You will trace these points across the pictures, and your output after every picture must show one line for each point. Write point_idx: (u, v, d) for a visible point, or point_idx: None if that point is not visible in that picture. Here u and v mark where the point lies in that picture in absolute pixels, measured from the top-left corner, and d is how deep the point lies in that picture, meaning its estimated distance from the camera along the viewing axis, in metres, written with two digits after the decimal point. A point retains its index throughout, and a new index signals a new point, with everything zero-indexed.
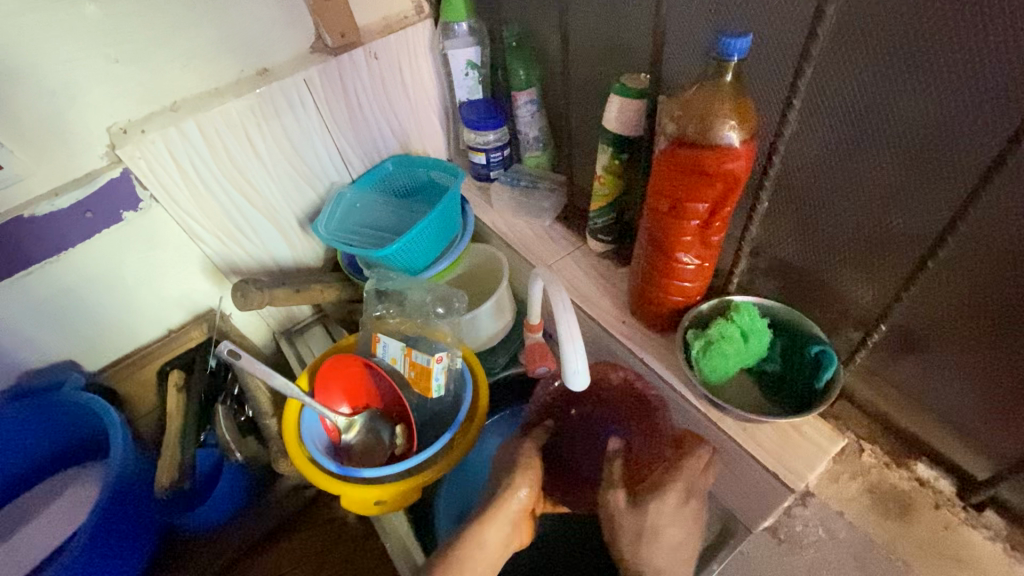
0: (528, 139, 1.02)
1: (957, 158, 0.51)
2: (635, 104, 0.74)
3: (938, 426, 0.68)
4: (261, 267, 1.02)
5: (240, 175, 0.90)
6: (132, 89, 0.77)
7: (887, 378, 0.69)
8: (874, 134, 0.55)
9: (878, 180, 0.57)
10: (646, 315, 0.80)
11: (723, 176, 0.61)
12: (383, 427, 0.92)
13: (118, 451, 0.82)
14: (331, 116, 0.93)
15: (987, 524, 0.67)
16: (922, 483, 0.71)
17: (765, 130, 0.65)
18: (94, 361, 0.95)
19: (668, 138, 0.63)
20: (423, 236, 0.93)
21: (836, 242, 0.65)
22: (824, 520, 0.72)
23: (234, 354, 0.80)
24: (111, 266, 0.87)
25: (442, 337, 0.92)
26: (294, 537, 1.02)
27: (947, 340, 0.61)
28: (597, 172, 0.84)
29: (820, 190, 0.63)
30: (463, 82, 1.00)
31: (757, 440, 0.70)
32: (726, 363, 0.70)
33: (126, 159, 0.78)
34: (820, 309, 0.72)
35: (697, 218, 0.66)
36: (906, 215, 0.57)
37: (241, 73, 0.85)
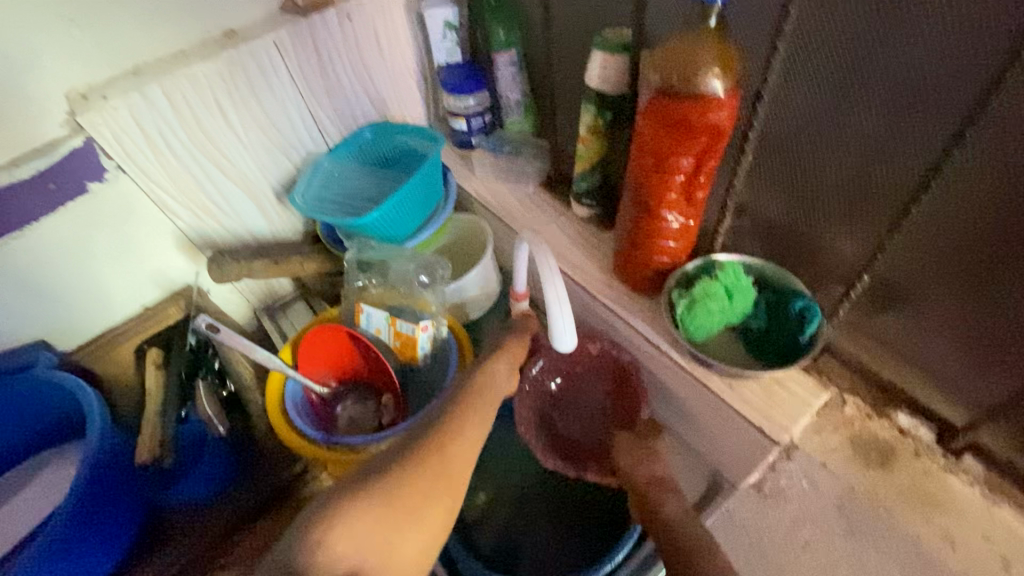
0: (509, 103, 0.99)
1: (944, 103, 0.50)
2: (618, 60, 0.72)
3: (919, 377, 0.69)
4: (238, 241, 0.99)
5: (211, 144, 0.86)
6: (91, 52, 0.73)
7: (868, 332, 0.70)
8: (861, 82, 0.54)
9: (864, 129, 0.56)
10: (631, 277, 0.80)
11: (708, 129, 0.60)
12: (369, 398, 0.91)
13: (96, 429, 0.79)
14: (304, 81, 0.90)
15: (966, 469, 0.68)
16: (903, 432, 0.72)
17: (750, 82, 0.63)
18: (68, 340, 0.92)
19: (651, 90, 0.62)
20: (405, 204, 0.91)
21: (821, 195, 0.64)
22: (808, 472, 0.73)
23: (212, 327, 0.79)
24: (78, 240, 0.84)
25: (426, 306, 0.91)
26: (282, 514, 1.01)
27: (928, 291, 0.61)
28: (581, 133, 0.82)
29: (804, 143, 0.62)
30: (441, 44, 0.96)
31: (742, 396, 0.70)
32: (711, 320, 0.70)
33: (88, 127, 0.74)
34: (804, 266, 0.72)
35: (681, 174, 0.65)
36: (892, 165, 0.57)
37: (207, 35, 0.80)
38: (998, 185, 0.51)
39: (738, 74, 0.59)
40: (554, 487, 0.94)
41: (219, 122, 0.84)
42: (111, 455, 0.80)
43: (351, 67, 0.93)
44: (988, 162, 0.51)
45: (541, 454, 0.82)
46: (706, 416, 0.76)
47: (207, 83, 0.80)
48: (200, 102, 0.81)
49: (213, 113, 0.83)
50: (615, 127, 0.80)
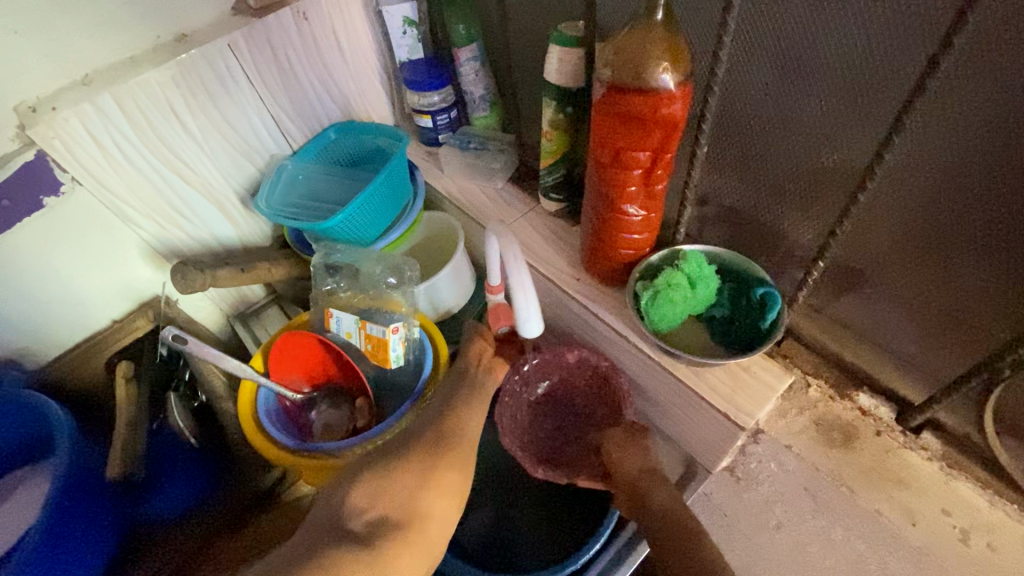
0: (474, 99, 0.98)
1: (888, 87, 0.51)
2: (574, 53, 0.71)
3: (879, 357, 0.70)
4: (205, 249, 0.98)
5: (169, 152, 0.84)
6: (36, 63, 0.70)
7: (829, 314, 0.71)
8: (811, 69, 0.54)
9: (816, 115, 0.57)
10: (598, 270, 0.80)
11: (661, 121, 0.60)
12: (343, 401, 0.91)
13: (65, 446, 0.78)
14: (262, 84, 0.88)
15: (925, 445, 0.70)
16: (865, 412, 0.73)
17: (700, 72, 0.64)
18: (35, 358, 0.90)
19: (603, 84, 0.61)
20: (371, 205, 0.90)
21: (778, 182, 0.65)
22: (776, 454, 0.75)
23: (179, 339, 0.77)
24: (39, 257, 0.82)
25: (397, 307, 0.91)
26: (263, 519, 1.02)
27: (883, 273, 0.62)
28: (543, 128, 0.82)
29: (758, 131, 0.63)
30: (401, 41, 0.95)
31: (708, 383, 0.71)
32: (674, 310, 0.71)
33: (39, 140, 0.72)
34: (766, 252, 0.73)
35: (639, 167, 0.65)
36: (843, 150, 0.57)
37: (157, 40, 0.78)
38: (943, 166, 0.52)
39: (689, 64, 0.59)
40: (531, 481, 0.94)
41: (176, 129, 0.83)
42: (83, 472, 0.79)
43: (310, 67, 0.91)
44: (932, 144, 0.51)
45: (531, 467, 0.82)
46: (676, 405, 0.77)
47: (160, 90, 0.78)
48: (155, 110, 0.79)
49: (169, 121, 0.81)
50: (576, 121, 0.79)
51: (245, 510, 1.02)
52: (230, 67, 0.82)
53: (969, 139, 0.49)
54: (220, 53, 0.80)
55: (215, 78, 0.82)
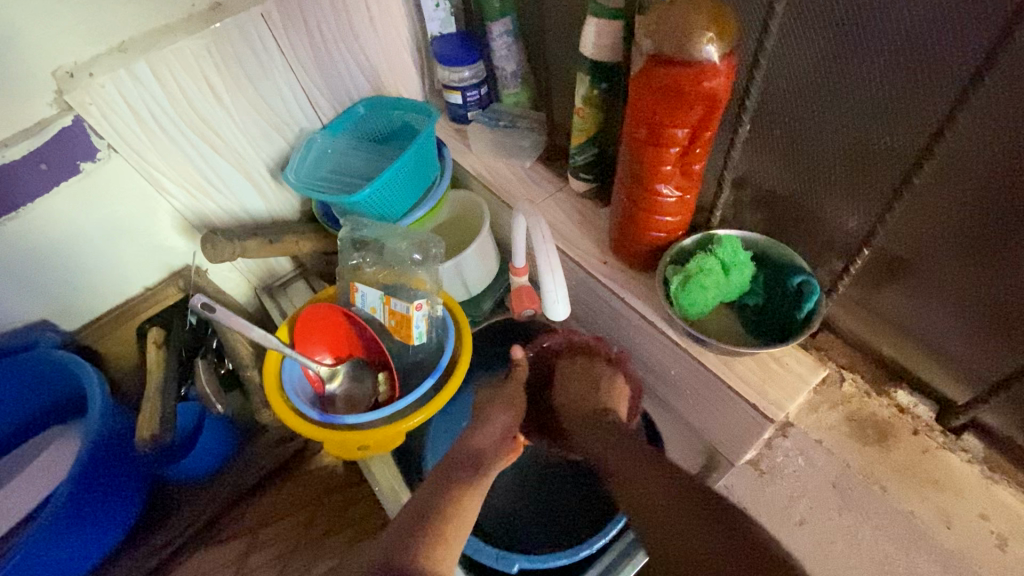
0: (505, 74, 0.96)
1: (951, 64, 0.47)
2: (612, 27, 0.69)
3: (919, 353, 0.67)
4: (234, 220, 0.99)
5: (202, 122, 0.84)
6: (75, 29, 0.70)
7: (869, 306, 0.68)
8: (869, 43, 0.51)
9: (869, 94, 0.54)
10: (628, 253, 0.78)
11: (702, 97, 0.58)
12: (365, 375, 0.91)
13: (96, 409, 0.81)
14: (294, 55, 0.87)
15: (966, 447, 0.67)
16: (903, 410, 0.70)
17: (745, 47, 0.61)
18: (70, 321, 0.93)
19: (643, 55, 0.59)
20: (398, 180, 0.89)
21: (824, 165, 0.62)
22: (803, 449, 0.72)
23: (208, 307, 0.78)
24: (77, 222, 0.84)
25: (420, 284, 0.90)
26: (287, 482, 1.05)
27: (931, 264, 0.59)
28: (576, 104, 0.79)
29: (806, 110, 0.60)
30: (435, 14, 0.93)
31: (737, 372, 0.69)
32: (705, 296, 0.68)
33: (76, 106, 0.73)
34: (805, 240, 0.70)
35: (677, 146, 0.63)
36: (896, 132, 0.54)
37: (192, 8, 0.77)
38: (1004, 150, 0.48)
39: (734, 36, 0.56)
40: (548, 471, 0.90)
41: (209, 99, 0.83)
42: (111, 431, 0.82)
43: (341, 39, 0.90)
44: (994, 127, 0.48)
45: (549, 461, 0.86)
46: (701, 394, 0.75)
47: (194, 59, 0.78)
48: (189, 78, 0.79)
49: (202, 91, 0.81)
50: (612, 98, 0.77)
51: (270, 475, 1.05)
52: (262, 37, 0.82)
53: None
54: (253, 21, 0.80)
55: (247, 48, 0.81)
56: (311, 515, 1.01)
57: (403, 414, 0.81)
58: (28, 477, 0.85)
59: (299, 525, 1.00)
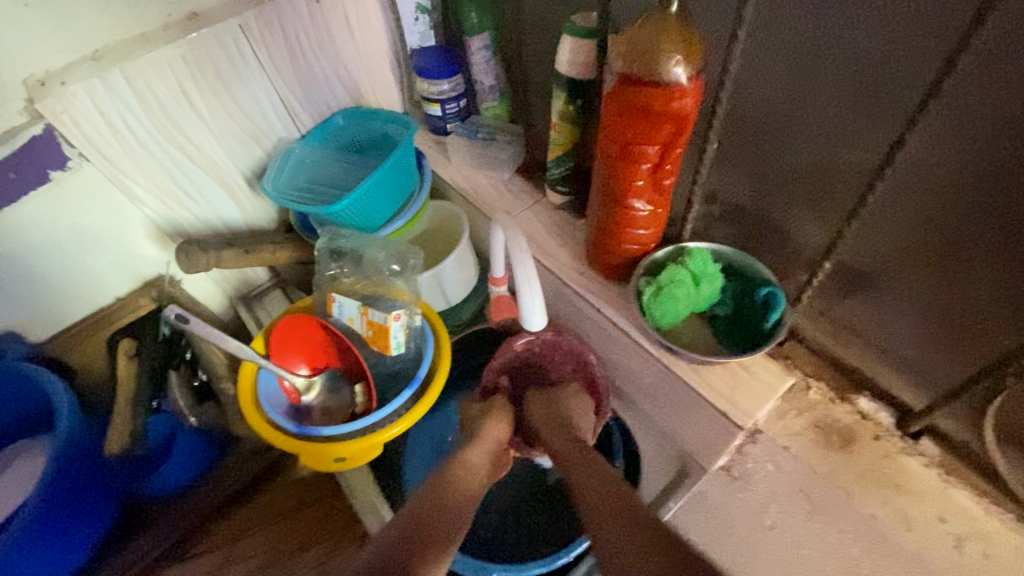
0: (484, 88, 0.97)
1: (902, 87, 0.50)
2: (586, 45, 0.71)
3: (879, 360, 0.70)
4: (210, 230, 0.98)
5: (177, 131, 0.84)
6: (48, 38, 0.70)
7: (833, 316, 0.71)
8: (827, 67, 0.54)
9: (829, 113, 0.56)
10: (603, 264, 0.80)
11: (671, 116, 0.60)
12: (342, 386, 0.91)
13: (63, 422, 0.80)
14: (273, 66, 0.87)
15: (924, 452, 0.70)
16: (864, 416, 0.73)
17: (713, 68, 0.64)
18: (37, 332, 0.91)
19: (615, 75, 0.61)
20: (376, 191, 0.90)
21: (787, 181, 0.65)
22: (772, 456, 0.74)
23: (182, 319, 0.77)
24: (46, 232, 0.83)
25: (399, 294, 0.91)
26: (261, 496, 1.03)
27: (889, 276, 0.62)
28: (553, 119, 0.81)
29: (771, 129, 0.62)
30: (413, 28, 0.94)
31: (708, 381, 0.71)
32: (676, 307, 0.71)
33: (48, 114, 0.72)
34: (772, 253, 0.73)
35: (648, 161, 0.65)
36: (853, 150, 0.57)
37: (169, 18, 0.77)
38: (951, 170, 0.51)
39: (701, 58, 0.59)
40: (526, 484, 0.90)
41: (185, 108, 0.82)
42: (79, 445, 0.81)
43: (321, 52, 0.91)
44: (942, 147, 0.51)
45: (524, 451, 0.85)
46: (675, 403, 0.77)
47: (171, 69, 0.77)
48: (165, 88, 0.79)
49: (179, 100, 0.81)
50: (587, 113, 0.79)
51: (244, 489, 1.03)
52: (241, 48, 0.82)
53: (983, 142, 0.48)
54: (232, 33, 0.80)
55: (226, 58, 0.81)
56: (287, 529, 0.99)
57: (380, 426, 0.81)
58: None
59: (274, 540, 0.98)
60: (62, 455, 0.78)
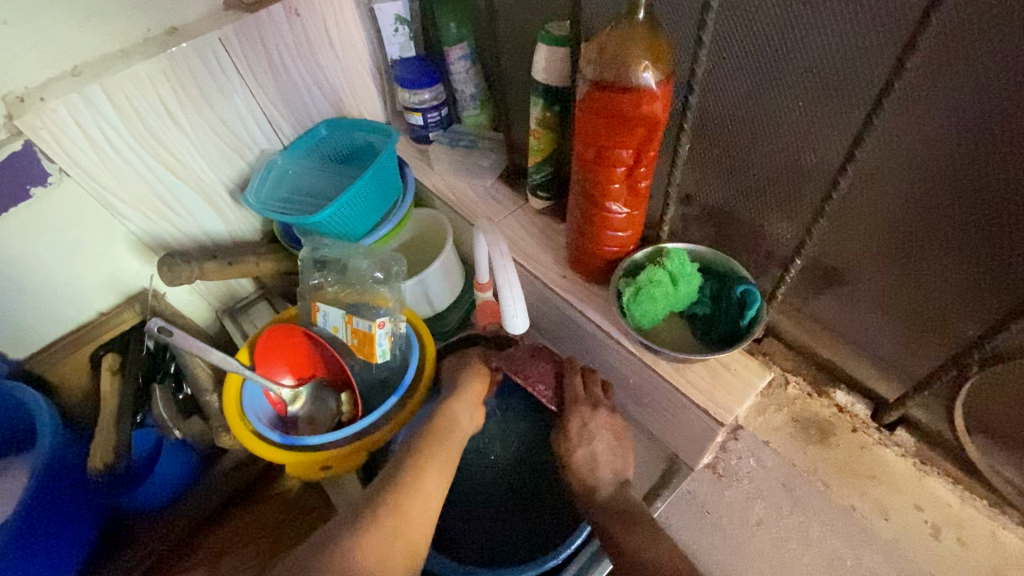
0: (464, 97, 1.00)
1: (860, 88, 0.52)
2: (559, 53, 0.72)
3: (854, 354, 0.71)
4: (193, 243, 0.98)
5: (158, 145, 0.84)
6: (25, 54, 0.70)
7: (808, 312, 0.73)
8: (789, 69, 0.55)
9: (794, 115, 0.58)
10: (583, 267, 0.81)
11: (643, 120, 0.61)
12: (328, 395, 0.91)
13: (45, 438, 0.80)
14: (253, 79, 0.88)
15: (899, 442, 0.71)
16: (842, 409, 0.74)
17: (682, 73, 0.65)
18: (19, 350, 0.90)
19: (587, 82, 0.62)
20: (359, 201, 0.90)
21: (757, 181, 0.66)
22: (754, 451, 0.76)
23: (165, 331, 0.75)
24: (26, 248, 0.82)
25: (383, 302, 0.91)
26: (247, 510, 1.01)
27: (859, 272, 0.64)
28: (531, 126, 0.82)
29: (739, 131, 0.64)
30: (394, 38, 0.97)
31: (688, 379, 0.72)
32: (655, 307, 0.72)
33: (26, 130, 0.72)
34: (748, 252, 0.75)
35: (622, 165, 0.66)
36: (819, 150, 0.59)
37: (148, 33, 0.78)
38: (911, 167, 0.53)
39: (670, 64, 0.60)
40: (513, 488, 0.90)
41: (165, 122, 0.83)
42: (61, 461, 0.81)
43: (301, 64, 0.92)
44: (902, 145, 0.53)
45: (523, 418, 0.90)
46: (658, 402, 0.78)
47: (150, 83, 0.78)
48: (145, 102, 0.79)
49: (159, 114, 0.81)
50: (564, 119, 0.80)
51: (229, 503, 1.01)
52: (220, 61, 0.83)
53: (940, 140, 0.50)
54: (210, 47, 0.80)
55: (205, 72, 0.82)
56: (273, 543, 0.97)
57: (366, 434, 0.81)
58: None
59: (264, 550, 0.96)
60: (47, 467, 0.78)
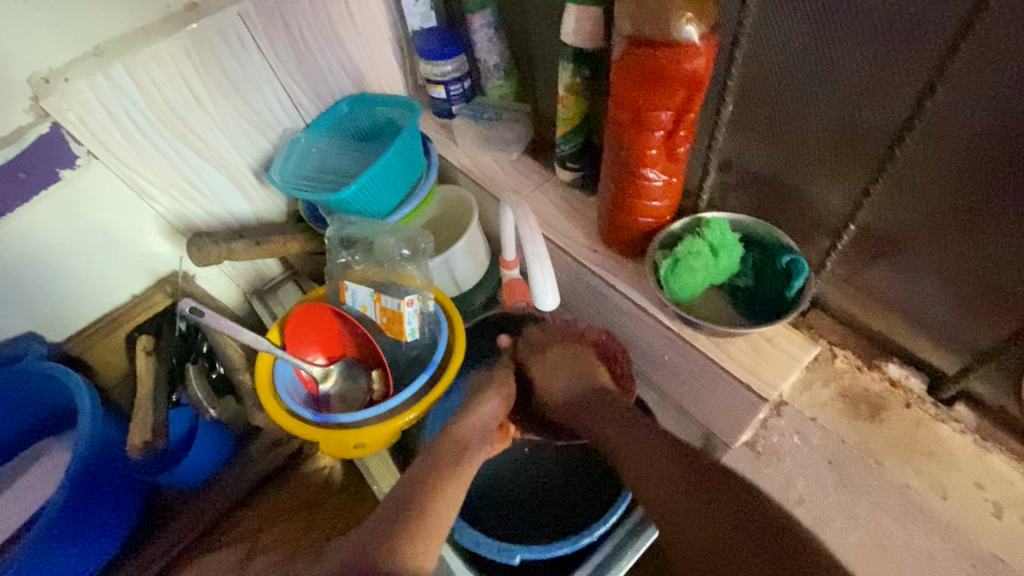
0: (488, 67, 0.96)
1: (930, 34, 0.48)
2: (591, 12, 0.68)
3: (908, 325, 0.68)
4: (221, 225, 0.98)
5: (183, 124, 0.83)
6: (49, 32, 0.69)
7: (859, 283, 0.69)
8: (846, 17, 0.51)
9: (852, 69, 0.54)
10: (617, 241, 0.78)
11: (684, 79, 0.58)
12: (360, 374, 0.90)
13: (86, 419, 0.81)
14: (274, 54, 0.86)
15: (958, 418, 0.67)
16: (895, 383, 0.70)
17: (726, 28, 0.61)
18: (58, 332, 0.92)
19: (624, 39, 0.59)
20: (384, 176, 0.88)
21: (806, 144, 0.62)
22: (799, 428, 0.72)
23: (196, 311, 0.78)
24: (60, 232, 0.83)
25: (411, 280, 0.90)
26: (283, 488, 1.03)
27: (920, 237, 0.60)
28: (559, 93, 0.79)
29: (787, 90, 0.60)
30: (414, 8, 0.92)
31: (729, 354, 0.70)
32: (695, 279, 0.69)
33: (53, 112, 0.71)
34: (792, 221, 0.71)
35: (661, 130, 0.63)
36: (879, 107, 0.54)
37: (168, 9, 0.76)
38: (983, 120, 0.49)
39: (714, 17, 0.56)
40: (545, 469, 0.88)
41: (188, 100, 0.81)
42: (101, 442, 0.82)
43: (322, 38, 0.89)
44: (976, 95, 0.48)
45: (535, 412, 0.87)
46: (695, 378, 0.76)
47: (172, 61, 0.77)
48: (168, 81, 0.78)
49: (182, 93, 0.80)
50: (595, 85, 0.77)
51: (263, 482, 1.02)
52: (241, 37, 0.81)
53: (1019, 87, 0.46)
54: (230, 21, 0.78)
55: (227, 48, 0.81)
56: (312, 517, 1.01)
57: (398, 412, 0.81)
58: (19, 488, 0.84)
59: (297, 532, 1.00)
60: (85, 451, 0.80)
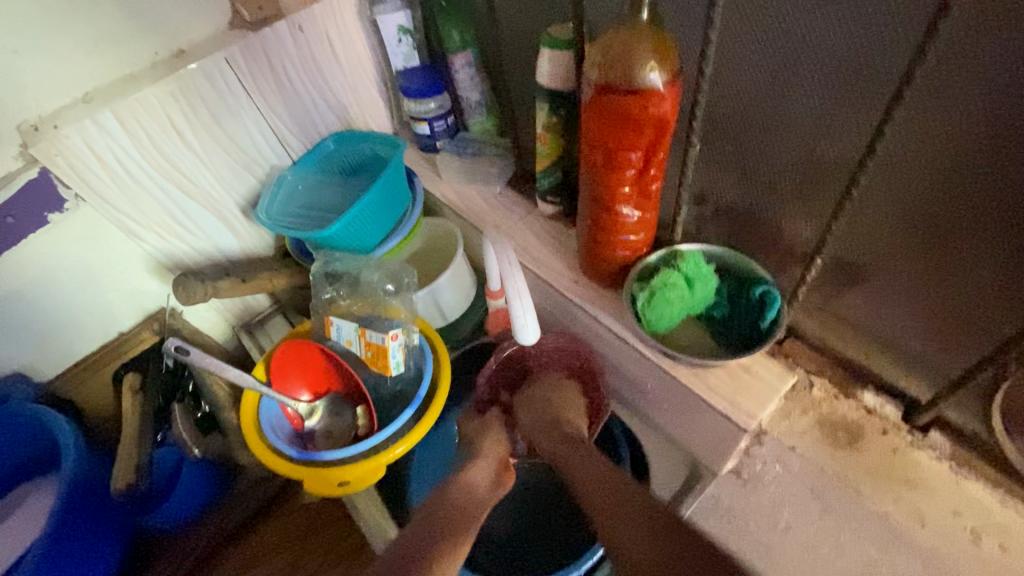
0: (471, 104, 0.98)
1: (878, 78, 0.50)
2: (564, 55, 0.71)
3: (881, 353, 0.69)
4: (209, 262, 0.99)
5: (171, 166, 0.85)
6: (40, 82, 0.72)
7: (832, 311, 0.70)
8: (801, 61, 0.54)
9: (810, 108, 0.56)
10: (596, 272, 0.79)
11: (651, 121, 0.60)
12: (346, 409, 0.90)
13: (69, 458, 0.81)
14: (261, 97, 0.88)
15: (933, 444, 0.69)
16: (871, 411, 0.72)
17: (688, 69, 0.64)
18: (43, 371, 0.92)
19: (592, 84, 0.61)
20: (367, 213, 0.90)
21: (772, 178, 0.65)
22: (779, 456, 0.73)
23: (181, 350, 0.77)
24: (46, 273, 0.84)
25: (396, 313, 0.91)
26: (272, 523, 1.03)
27: (886, 267, 0.61)
28: (538, 131, 0.81)
29: (751, 127, 0.63)
30: (397, 49, 0.94)
31: (708, 383, 0.71)
32: (670, 310, 0.70)
33: (43, 158, 0.73)
34: (765, 251, 0.72)
35: (632, 168, 0.65)
36: (837, 144, 0.57)
37: (157, 56, 0.79)
38: (935, 156, 0.51)
39: (676, 62, 0.59)
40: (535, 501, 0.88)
41: (177, 143, 0.83)
42: (85, 482, 0.82)
43: (308, 80, 0.92)
44: (924, 133, 0.51)
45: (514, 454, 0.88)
46: (678, 407, 0.76)
47: (160, 105, 0.79)
48: (157, 125, 0.80)
49: (171, 136, 0.82)
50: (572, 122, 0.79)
51: (253, 516, 1.03)
52: (228, 80, 0.83)
53: (966, 125, 0.48)
54: (218, 66, 0.81)
55: (215, 92, 0.83)
56: (300, 553, 1.00)
57: (382, 448, 0.80)
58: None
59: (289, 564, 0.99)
60: (70, 490, 0.80)
